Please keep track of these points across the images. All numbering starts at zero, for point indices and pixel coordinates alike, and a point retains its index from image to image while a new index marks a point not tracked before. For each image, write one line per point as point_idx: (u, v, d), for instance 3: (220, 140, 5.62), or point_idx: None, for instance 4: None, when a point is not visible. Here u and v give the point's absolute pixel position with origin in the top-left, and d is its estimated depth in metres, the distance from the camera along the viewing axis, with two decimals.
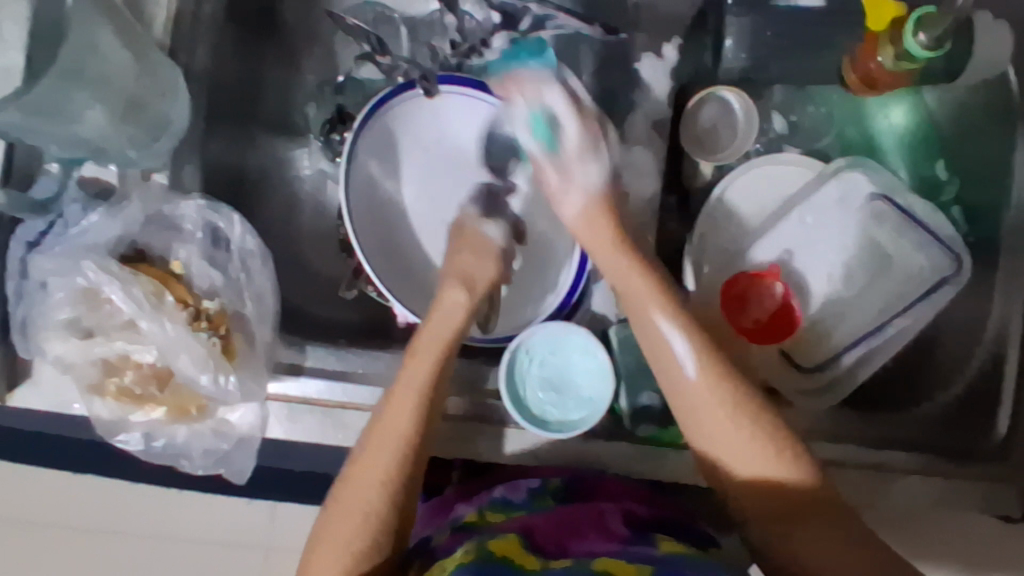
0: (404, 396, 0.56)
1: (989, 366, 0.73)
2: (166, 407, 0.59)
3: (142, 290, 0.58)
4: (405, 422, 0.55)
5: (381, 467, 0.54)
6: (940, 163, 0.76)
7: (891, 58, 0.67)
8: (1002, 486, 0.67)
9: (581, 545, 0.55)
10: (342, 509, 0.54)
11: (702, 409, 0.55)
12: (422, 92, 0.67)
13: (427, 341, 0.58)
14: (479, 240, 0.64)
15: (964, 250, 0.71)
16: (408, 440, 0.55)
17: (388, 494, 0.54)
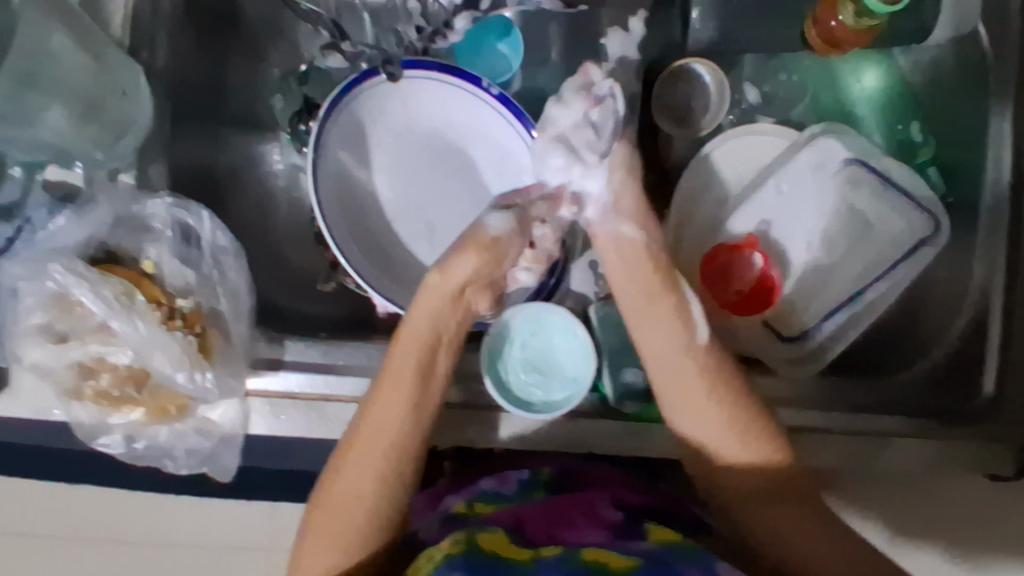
0: (392, 389, 0.56)
1: (974, 324, 0.72)
2: (144, 408, 0.58)
3: (113, 291, 0.57)
4: (393, 416, 0.56)
5: (370, 460, 0.55)
6: (915, 125, 0.76)
7: (851, 15, 0.71)
8: (992, 446, 0.67)
9: (571, 534, 0.57)
10: (330, 501, 0.55)
11: (683, 378, 0.56)
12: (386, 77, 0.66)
13: (412, 331, 0.57)
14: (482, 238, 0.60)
15: (942, 212, 0.71)
16: (397, 433, 0.56)
17: (380, 485, 0.55)
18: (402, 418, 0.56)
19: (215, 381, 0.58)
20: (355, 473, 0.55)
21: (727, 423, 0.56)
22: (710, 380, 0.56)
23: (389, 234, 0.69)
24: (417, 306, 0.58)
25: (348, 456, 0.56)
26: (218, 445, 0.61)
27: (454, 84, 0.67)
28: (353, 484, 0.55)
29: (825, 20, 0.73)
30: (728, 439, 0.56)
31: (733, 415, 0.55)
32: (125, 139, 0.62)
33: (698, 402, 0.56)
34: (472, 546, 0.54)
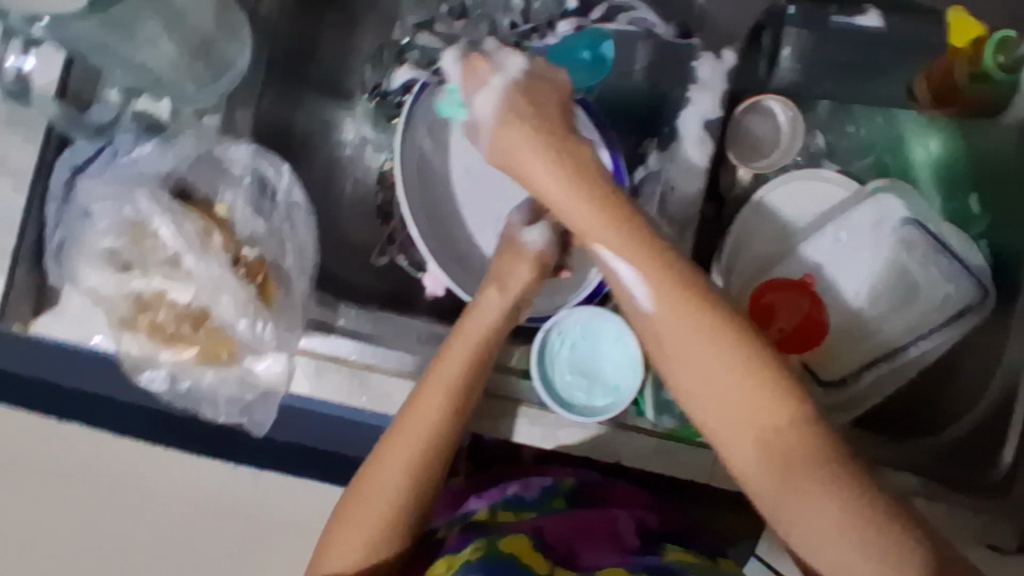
0: (437, 388, 0.55)
1: (999, 400, 0.73)
2: (197, 348, 0.58)
3: (193, 227, 0.57)
4: (436, 415, 0.55)
5: (408, 455, 0.54)
6: (974, 197, 0.77)
7: (965, 75, 0.71)
8: (1000, 521, 0.68)
9: (590, 557, 0.56)
10: (364, 493, 0.55)
11: (676, 340, 0.47)
12: None
13: (460, 342, 0.57)
14: (518, 247, 0.61)
15: (989, 281, 0.73)
16: (435, 432, 0.55)
17: (413, 481, 0.54)
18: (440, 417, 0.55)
19: (274, 334, 0.59)
20: (393, 465, 0.54)
21: (752, 399, 0.45)
22: (713, 360, 0.46)
23: (455, 219, 0.68)
24: (473, 318, 0.58)
25: (386, 448, 0.55)
26: (257, 400, 0.60)
27: None
28: (386, 481, 0.54)
29: (939, 75, 0.74)
30: (745, 413, 0.45)
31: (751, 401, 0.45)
32: (219, 83, 0.62)
33: (723, 379, 0.46)
34: (492, 553, 0.52)
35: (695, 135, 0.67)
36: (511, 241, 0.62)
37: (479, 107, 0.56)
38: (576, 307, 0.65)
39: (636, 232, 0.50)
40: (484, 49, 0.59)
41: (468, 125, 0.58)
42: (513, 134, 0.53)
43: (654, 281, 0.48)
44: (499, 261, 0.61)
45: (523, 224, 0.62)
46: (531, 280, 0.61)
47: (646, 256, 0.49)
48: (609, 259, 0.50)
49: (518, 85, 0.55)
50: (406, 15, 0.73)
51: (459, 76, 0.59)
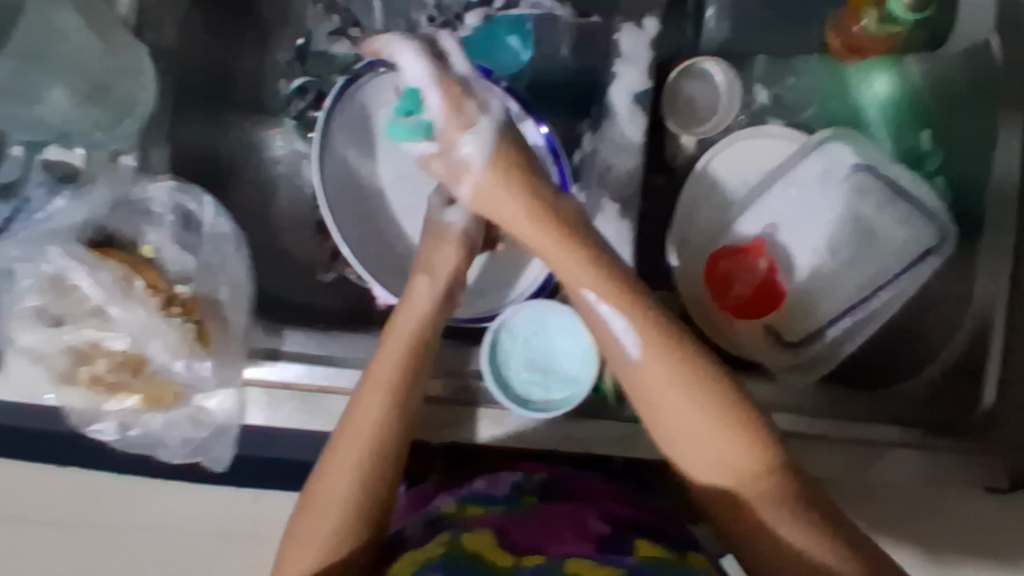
0: (376, 386, 0.56)
1: (975, 337, 0.72)
2: (140, 395, 0.57)
3: (111, 276, 0.56)
4: (375, 413, 0.55)
5: (355, 452, 0.54)
6: (926, 132, 0.76)
7: (874, 20, 0.71)
8: (992, 459, 0.68)
9: (559, 542, 0.56)
10: (316, 500, 0.54)
11: (656, 391, 0.53)
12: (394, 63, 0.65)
13: (396, 339, 0.58)
14: (439, 228, 0.63)
15: (947, 220, 0.71)
16: (375, 431, 0.55)
17: (361, 482, 0.54)
18: (379, 413, 0.55)
19: (213, 370, 0.58)
20: (339, 470, 0.54)
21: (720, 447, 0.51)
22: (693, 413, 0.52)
23: (397, 226, 0.67)
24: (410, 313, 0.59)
25: (332, 454, 0.55)
26: (211, 436, 0.60)
27: None
28: (336, 481, 0.53)
29: (847, 26, 0.74)
30: (717, 457, 0.51)
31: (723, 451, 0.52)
32: (128, 121, 0.61)
33: (699, 429, 0.52)
34: (451, 554, 0.54)
35: (624, 111, 0.66)
36: (432, 225, 0.64)
37: (462, 150, 0.60)
38: (523, 303, 0.64)
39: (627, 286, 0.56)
40: (448, 65, 0.61)
41: (436, 157, 0.62)
42: (500, 187, 0.58)
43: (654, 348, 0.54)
44: (425, 248, 0.63)
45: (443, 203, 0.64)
46: (459, 259, 0.63)
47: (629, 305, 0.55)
48: (611, 320, 0.55)
49: (501, 130, 0.60)
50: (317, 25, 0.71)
51: (437, 92, 0.60)
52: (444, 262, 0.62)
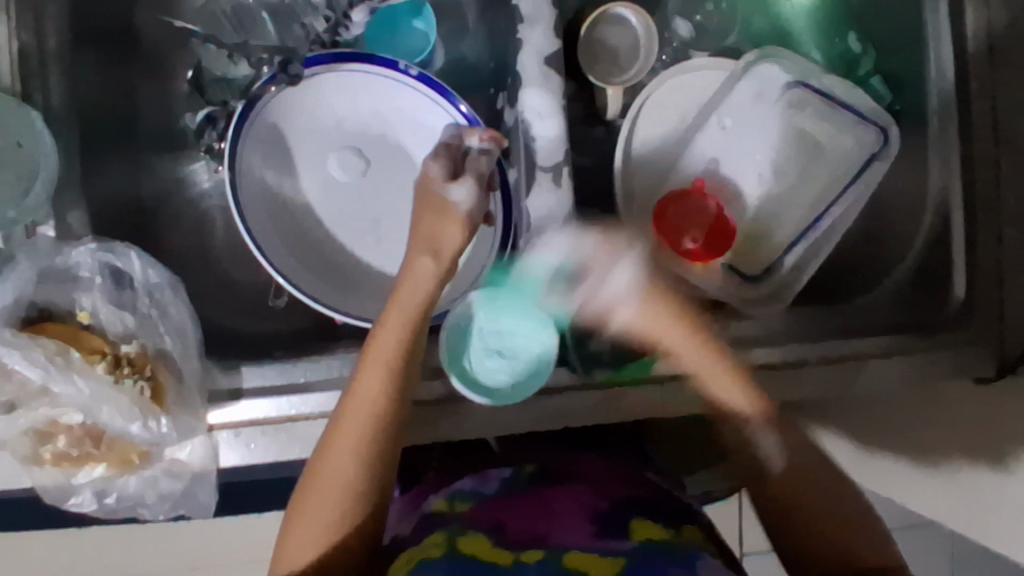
0: (374, 363, 0.52)
1: (936, 232, 0.71)
2: (106, 463, 0.56)
3: (45, 353, 0.54)
4: (376, 394, 0.52)
5: (354, 432, 0.52)
6: (852, 34, 0.73)
7: None
8: (973, 348, 0.67)
9: (555, 533, 0.57)
10: (315, 479, 0.52)
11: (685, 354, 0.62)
12: (288, 78, 0.63)
13: (395, 321, 0.54)
14: (440, 204, 0.56)
15: (889, 122, 0.69)
16: (373, 410, 0.52)
17: (356, 466, 0.52)
18: (377, 393, 0.52)
19: (170, 425, 0.56)
20: (336, 456, 0.52)
21: (756, 447, 0.60)
22: (729, 410, 0.61)
23: (327, 237, 0.66)
24: (408, 287, 0.55)
25: (329, 437, 0.52)
26: (192, 484, 0.60)
27: (369, 70, 0.65)
28: (337, 459, 0.52)
29: None
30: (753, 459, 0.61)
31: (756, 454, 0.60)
32: (36, 188, 0.59)
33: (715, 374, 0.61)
34: (450, 553, 0.54)
35: (537, 74, 0.64)
36: (429, 195, 0.57)
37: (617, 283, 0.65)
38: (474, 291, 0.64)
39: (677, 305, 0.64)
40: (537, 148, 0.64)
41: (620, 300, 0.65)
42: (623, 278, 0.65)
43: (703, 359, 0.62)
44: (424, 223, 0.56)
45: (447, 179, 0.57)
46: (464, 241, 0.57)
47: (682, 317, 0.63)
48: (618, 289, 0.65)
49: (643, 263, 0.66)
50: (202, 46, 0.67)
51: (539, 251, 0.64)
52: (449, 240, 0.56)
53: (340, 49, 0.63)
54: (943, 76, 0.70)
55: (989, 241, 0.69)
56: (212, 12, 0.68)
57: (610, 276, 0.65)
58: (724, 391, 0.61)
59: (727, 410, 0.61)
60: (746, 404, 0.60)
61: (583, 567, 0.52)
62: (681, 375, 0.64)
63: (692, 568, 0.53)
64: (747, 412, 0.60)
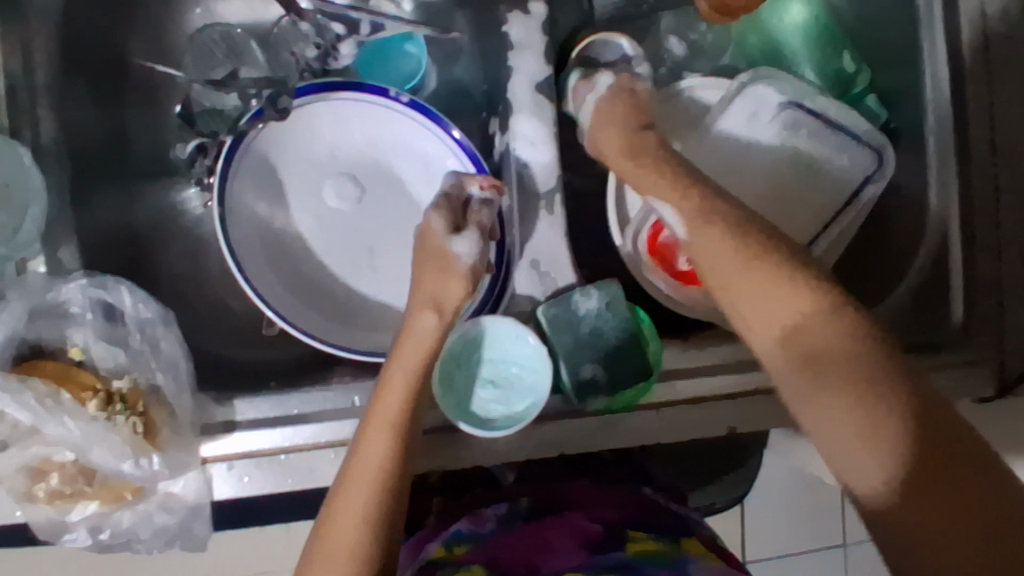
0: (379, 426, 0.53)
1: (935, 253, 0.70)
2: (99, 499, 0.56)
3: (35, 395, 0.54)
4: (377, 464, 0.53)
5: (362, 496, 0.52)
6: (847, 54, 0.72)
7: None
8: (978, 367, 0.65)
9: (549, 559, 0.58)
10: (322, 546, 0.52)
11: (714, 248, 0.52)
12: (277, 114, 0.63)
13: (397, 380, 0.55)
14: (444, 258, 0.59)
15: (885, 143, 0.69)
16: (375, 479, 0.53)
17: (360, 536, 0.52)
18: (377, 462, 0.53)
19: (163, 463, 0.56)
20: (341, 523, 0.52)
21: (887, 448, 0.44)
22: (819, 381, 0.46)
23: (320, 267, 0.66)
24: (412, 345, 0.57)
25: (333, 503, 0.53)
26: (186, 517, 0.59)
27: (361, 98, 0.64)
28: (345, 527, 0.52)
29: None
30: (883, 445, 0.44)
31: (887, 449, 0.44)
32: (25, 226, 0.59)
33: (759, 291, 0.49)
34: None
35: (528, 103, 0.64)
36: (433, 249, 0.60)
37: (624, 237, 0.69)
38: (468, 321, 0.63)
39: (746, 237, 0.51)
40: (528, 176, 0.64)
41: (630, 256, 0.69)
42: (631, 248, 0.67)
43: (755, 282, 0.50)
44: (431, 278, 0.59)
45: (449, 233, 0.60)
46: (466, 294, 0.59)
47: (746, 264, 0.50)
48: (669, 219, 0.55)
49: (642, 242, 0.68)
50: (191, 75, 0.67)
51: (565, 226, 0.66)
52: (450, 294, 0.59)
53: (327, 81, 0.63)
54: (938, 93, 0.69)
55: (989, 262, 0.68)
56: (201, 39, 0.68)
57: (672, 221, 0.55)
58: (817, 337, 0.47)
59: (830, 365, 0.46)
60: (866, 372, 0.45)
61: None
62: (675, 402, 0.63)
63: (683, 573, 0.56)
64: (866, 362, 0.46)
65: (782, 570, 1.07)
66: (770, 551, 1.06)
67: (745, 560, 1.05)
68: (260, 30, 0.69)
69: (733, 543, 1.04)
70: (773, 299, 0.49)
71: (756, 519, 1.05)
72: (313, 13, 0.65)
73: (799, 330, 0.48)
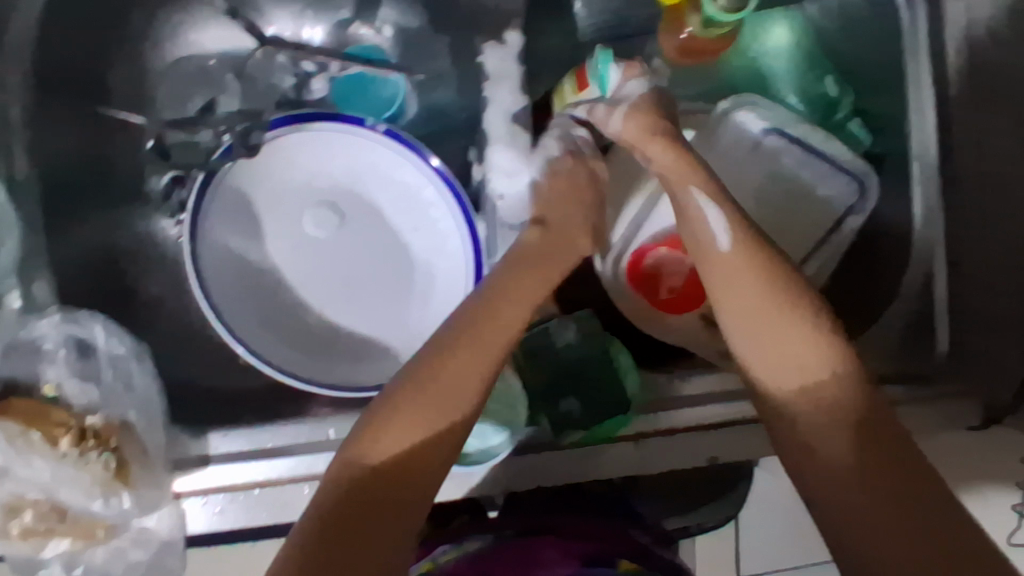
0: (478, 350, 0.54)
1: (921, 284, 0.69)
2: (70, 536, 0.56)
3: (6, 433, 0.54)
4: (466, 385, 0.53)
5: (446, 409, 0.52)
6: (828, 79, 0.72)
7: (699, 25, 0.65)
8: (961, 401, 0.64)
9: None
10: (375, 448, 0.50)
11: (729, 269, 0.54)
12: (245, 152, 0.64)
13: (511, 317, 0.55)
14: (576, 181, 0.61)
15: (868, 173, 0.68)
16: (456, 401, 0.52)
17: (417, 454, 0.51)
18: (465, 386, 0.53)
19: (132, 500, 0.57)
20: (395, 441, 0.50)
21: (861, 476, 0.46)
22: (815, 405, 0.49)
23: (294, 299, 0.65)
24: (524, 295, 0.56)
25: (384, 425, 0.51)
26: (159, 551, 0.59)
27: (335, 129, 0.64)
28: (408, 432, 0.51)
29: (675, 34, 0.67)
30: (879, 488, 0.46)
31: (876, 496, 0.46)
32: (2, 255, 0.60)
33: (759, 308, 0.52)
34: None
35: (503, 132, 0.64)
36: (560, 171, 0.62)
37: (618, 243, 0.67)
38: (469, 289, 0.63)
39: (765, 259, 0.53)
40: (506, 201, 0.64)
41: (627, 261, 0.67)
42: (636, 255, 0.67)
43: (764, 289, 0.53)
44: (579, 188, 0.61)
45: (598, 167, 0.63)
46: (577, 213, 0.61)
47: (756, 274, 0.53)
48: (700, 200, 0.55)
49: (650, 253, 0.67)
50: (165, 108, 0.67)
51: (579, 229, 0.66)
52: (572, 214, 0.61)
53: (295, 112, 0.63)
54: (924, 123, 0.67)
55: (976, 295, 0.68)
56: (177, 72, 0.68)
57: (716, 229, 0.54)
58: (804, 361, 0.50)
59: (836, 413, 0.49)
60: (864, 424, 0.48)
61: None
62: (655, 432, 0.61)
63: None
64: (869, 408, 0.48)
65: None
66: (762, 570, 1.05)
67: None
68: (235, 61, 0.69)
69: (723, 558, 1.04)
70: (794, 336, 0.51)
71: None
72: (282, 46, 0.68)
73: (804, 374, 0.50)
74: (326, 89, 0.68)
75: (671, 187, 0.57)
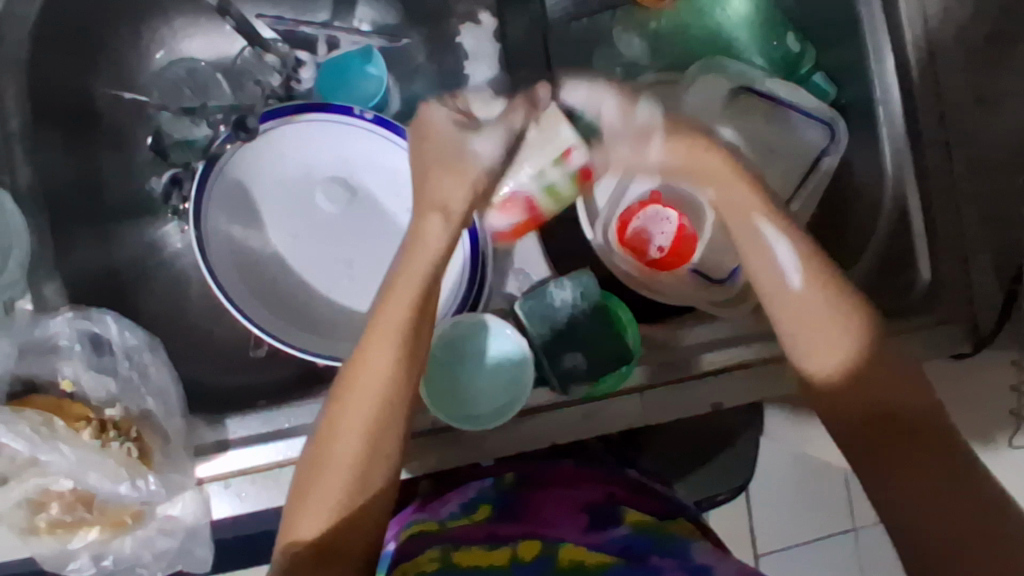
0: (362, 389, 0.52)
1: (895, 221, 0.71)
2: (99, 526, 0.58)
3: (31, 425, 0.55)
4: (360, 450, 0.51)
5: (350, 454, 0.51)
6: (790, 35, 0.75)
7: None
8: (945, 327, 0.66)
9: (552, 531, 0.57)
10: (302, 510, 0.51)
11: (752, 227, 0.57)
12: (242, 139, 0.65)
13: (387, 329, 0.54)
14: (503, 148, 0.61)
15: (838, 116, 0.72)
16: (363, 470, 0.51)
17: (340, 530, 0.51)
18: (369, 457, 0.51)
19: (159, 482, 0.57)
20: (310, 520, 0.50)
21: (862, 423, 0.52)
22: (830, 341, 0.52)
23: (300, 284, 0.68)
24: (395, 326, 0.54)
25: (302, 504, 0.51)
26: (185, 538, 0.60)
27: (326, 118, 0.65)
28: (320, 499, 0.50)
29: None
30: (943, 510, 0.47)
31: (870, 445, 0.51)
32: (8, 266, 0.62)
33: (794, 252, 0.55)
34: (448, 567, 0.52)
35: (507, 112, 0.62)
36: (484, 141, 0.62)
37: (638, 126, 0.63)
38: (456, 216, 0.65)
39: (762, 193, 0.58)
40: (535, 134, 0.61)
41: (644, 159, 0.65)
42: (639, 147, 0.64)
43: (758, 212, 0.57)
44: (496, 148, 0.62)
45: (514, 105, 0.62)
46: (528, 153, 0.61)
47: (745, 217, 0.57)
48: (771, 235, 0.56)
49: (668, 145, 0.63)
50: (157, 113, 0.70)
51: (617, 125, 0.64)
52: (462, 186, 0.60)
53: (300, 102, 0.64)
54: (882, 68, 0.71)
55: (949, 229, 0.68)
56: (168, 76, 0.71)
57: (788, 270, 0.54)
58: (818, 318, 0.53)
59: (884, 403, 0.51)
60: (916, 423, 0.50)
61: (577, 564, 0.52)
62: (656, 385, 0.63)
63: (686, 551, 0.55)
64: (925, 425, 0.50)
65: (795, 560, 1.10)
66: (779, 541, 1.10)
67: (756, 550, 1.09)
68: (223, 64, 0.72)
69: (741, 534, 1.09)
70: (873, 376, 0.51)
71: (761, 506, 1.10)
72: (277, 44, 0.70)
73: (876, 397, 0.51)
74: (314, 78, 0.70)
75: (727, 221, 0.59)
